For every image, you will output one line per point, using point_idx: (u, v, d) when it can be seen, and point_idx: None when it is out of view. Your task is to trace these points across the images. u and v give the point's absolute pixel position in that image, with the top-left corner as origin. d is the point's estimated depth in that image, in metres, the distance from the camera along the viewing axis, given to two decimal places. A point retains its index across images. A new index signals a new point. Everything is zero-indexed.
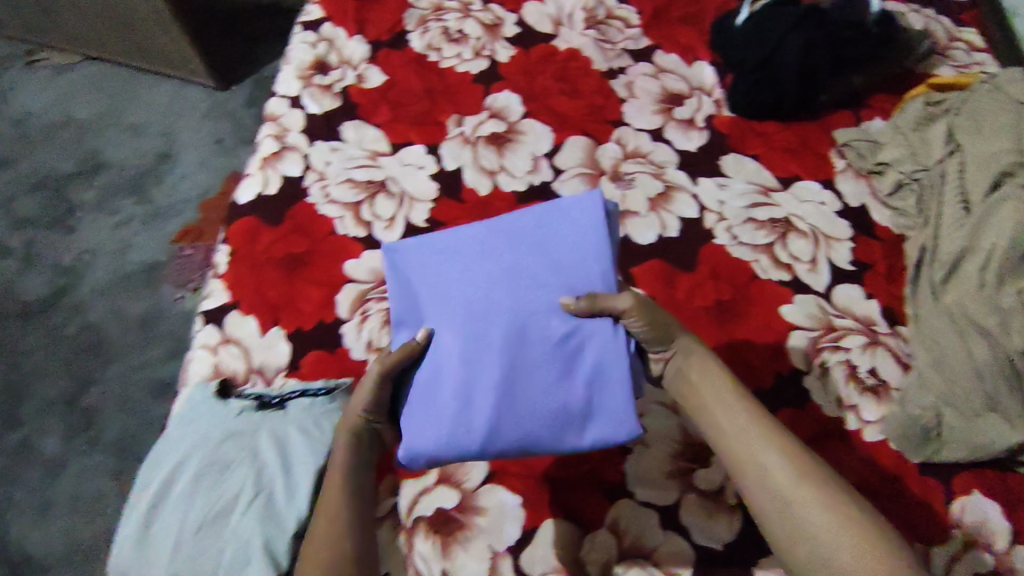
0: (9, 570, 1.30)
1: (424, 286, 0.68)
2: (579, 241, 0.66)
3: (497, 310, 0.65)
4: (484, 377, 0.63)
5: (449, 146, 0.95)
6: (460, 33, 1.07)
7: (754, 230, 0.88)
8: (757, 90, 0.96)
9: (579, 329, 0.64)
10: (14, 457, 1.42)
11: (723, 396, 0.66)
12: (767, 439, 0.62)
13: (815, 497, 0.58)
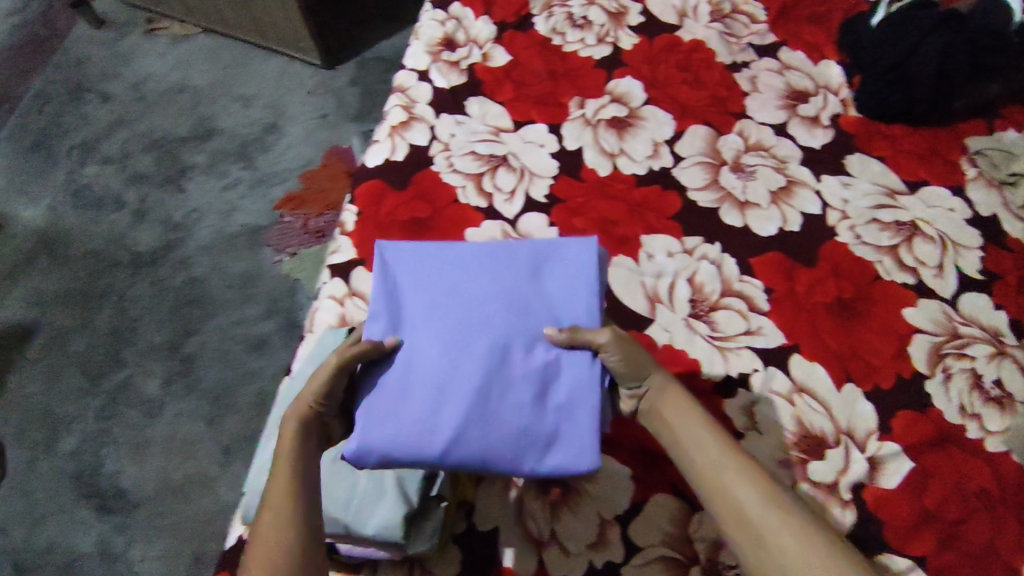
0: (106, 501, 1.33)
1: (411, 290, 0.70)
2: (572, 282, 0.69)
3: (478, 329, 0.67)
4: (454, 390, 0.64)
5: (571, 127, 0.97)
6: (584, 19, 1.09)
7: (878, 231, 0.87)
8: (887, 92, 0.94)
9: (557, 361, 0.66)
10: (115, 395, 1.44)
11: (694, 428, 0.62)
12: (739, 471, 0.59)
13: (783, 527, 0.55)
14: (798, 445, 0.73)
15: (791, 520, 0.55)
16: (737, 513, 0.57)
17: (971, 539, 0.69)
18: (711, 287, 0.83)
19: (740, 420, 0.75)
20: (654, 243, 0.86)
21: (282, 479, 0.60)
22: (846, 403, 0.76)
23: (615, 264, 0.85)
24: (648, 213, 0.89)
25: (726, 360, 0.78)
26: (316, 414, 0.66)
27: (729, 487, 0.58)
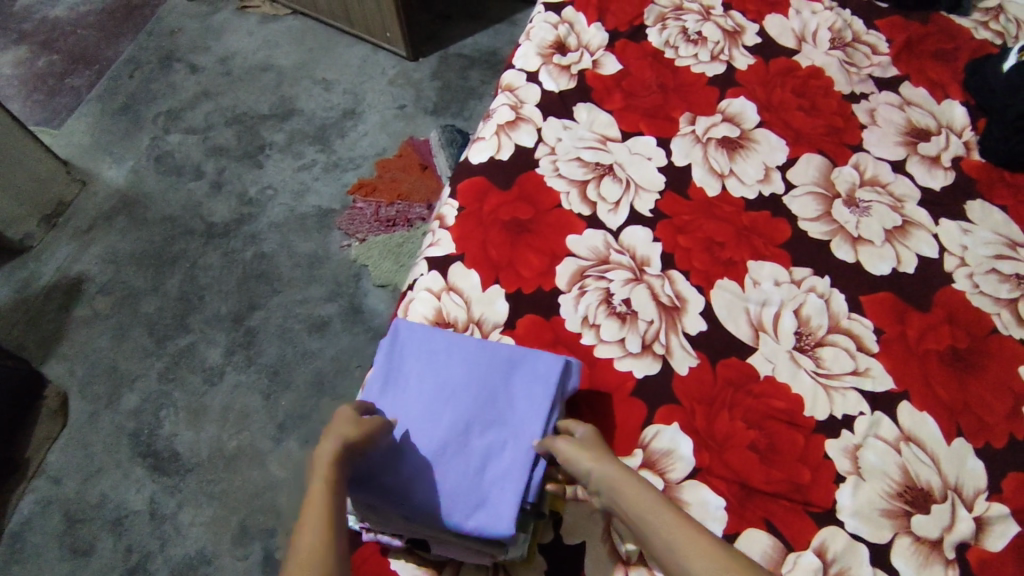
0: (159, 463, 1.32)
1: (401, 355, 0.72)
2: (534, 392, 0.68)
3: (437, 407, 0.68)
4: (399, 455, 0.66)
5: (680, 142, 0.96)
6: (699, 35, 1.07)
7: (998, 282, 0.83)
8: (1018, 139, 0.90)
9: (500, 452, 0.66)
10: (176, 360, 1.42)
11: (646, 514, 0.59)
12: (699, 555, 0.54)
13: None
14: (902, 496, 0.70)
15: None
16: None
17: None
18: (817, 322, 0.81)
19: (843, 463, 0.72)
20: (760, 270, 0.85)
21: (314, 520, 0.54)
22: (955, 458, 0.72)
23: (719, 288, 0.83)
24: (755, 238, 0.87)
25: (831, 398, 0.75)
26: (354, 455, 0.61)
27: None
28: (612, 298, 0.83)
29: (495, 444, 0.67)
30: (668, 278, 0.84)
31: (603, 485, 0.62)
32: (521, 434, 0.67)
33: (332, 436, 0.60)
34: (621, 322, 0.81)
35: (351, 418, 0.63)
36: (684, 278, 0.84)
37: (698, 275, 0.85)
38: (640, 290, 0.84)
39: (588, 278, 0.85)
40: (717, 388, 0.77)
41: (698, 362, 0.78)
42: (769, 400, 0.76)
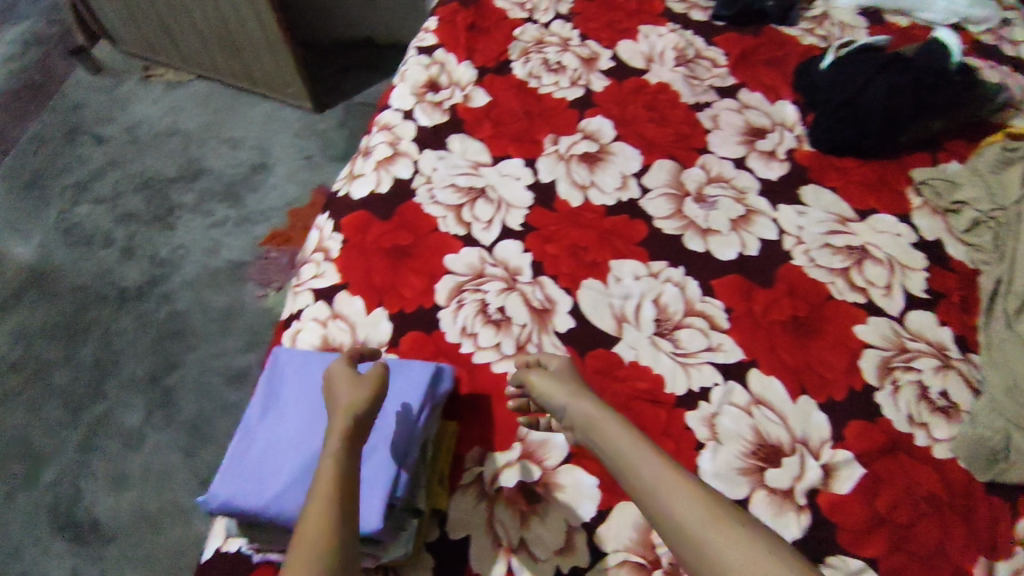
0: (80, 533, 1.30)
1: (278, 381, 0.76)
2: (404, 395, 0.74)
3: (309, 424, 0.72)
4: (278, 466, 0.69)
5: (545, 161, 1.05)
6: (559, 64, 1.18)
7: (831, 255, 0.92)
8: (840, 127, 1.00)
9: (374, 451, 0.71)
10: (95, 427, 1.42)
11: (621, 446, 0.66)
12: (670, 483, 0.60)
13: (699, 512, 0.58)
14: (756, 453, 0.77)
15: (725, 527, 0.56)
16: (674, 529, 0.58)
17: (924, 540, 0.72)
18: (674, 307, 0.89)
19: (702, 431, 0.79)
20: (621, 267, 0.93)
21: (324, 489, 0.60)
22: (801, 414, 0.79)
23: (585, 287, 0.91)
24: (616, 240, 0.95)
25: (688, 374, 0.82)
26: (365, 420, 0.68)
27: (663, 503, 0.60)
28: (488, 308, 0.89)
29: (368, 449, 0.71)
30: (539, 284, 0.91)
31: (580, 417, 0.71)
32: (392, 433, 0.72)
33: (344, 407, 0.67)
34: (496, 329, 0.87)
35: (357, 381, 0.70)
36: (553, 282, 0.91)
37: (566, 278, 0.92)
38: (514, 298, 0.90)
39: (465, 292, 0.91)
40: (587, 377, 0.83)
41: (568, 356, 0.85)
42: (634, 383, 0.83)
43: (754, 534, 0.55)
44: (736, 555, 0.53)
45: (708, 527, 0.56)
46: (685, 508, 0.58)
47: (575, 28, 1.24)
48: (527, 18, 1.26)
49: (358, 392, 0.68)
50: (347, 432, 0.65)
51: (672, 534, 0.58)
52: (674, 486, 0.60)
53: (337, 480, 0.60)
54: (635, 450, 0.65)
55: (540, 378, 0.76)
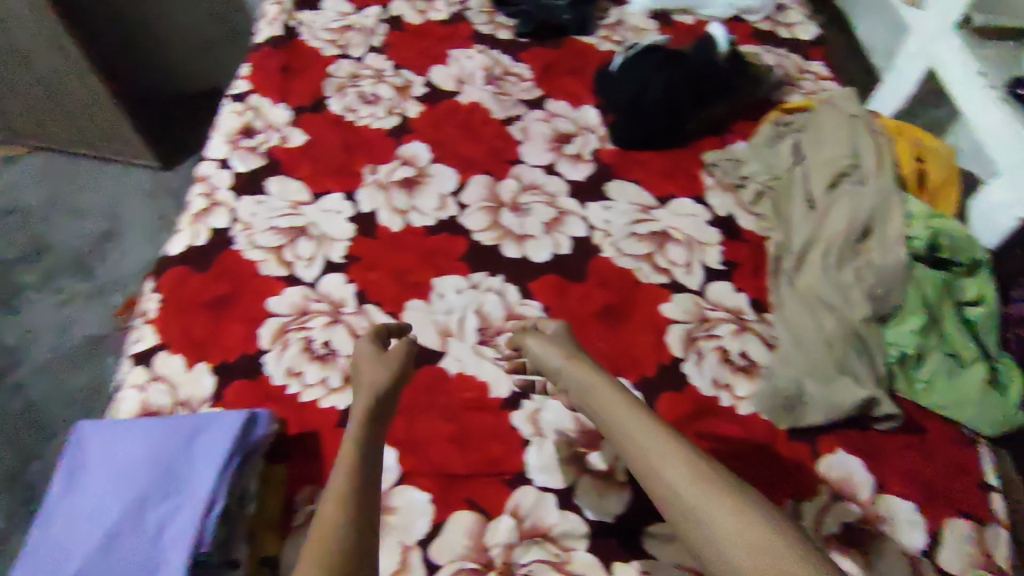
0: None
1: (78, 455, 0.73)
2: (210, 449, 0.73)
3: (112, 493, 0.70)
4: (75, 543, 0.67)
5: (364, 192, 1.06)
6: (374, 96, 1.20)
7: (636, 242, 0.98)
8: (633, 125, 1.07)
9: (178, 510, 0.69)
10: None
11: (617, 414, 0.67)
12: (663, 448, 0.61)
13: (692, 477, 0.58)
14: (578, 441, 0.81)
15: (714, 489, 0.57)
16: (669, 495, 0.59)
17: None
18: (496, 314, 0.92)
19: (526, 428, 0.82)
20: (443, 283, 0.95)
21: (348, 460, 0.64)
22: None
23: (408, 308, 0.93)
24: (438, 257, 0.98)
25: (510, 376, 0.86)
26: (385, 399, 0.75)
27: (656, 467, 0.61)
28: (313, 344, 0.90)
29: (172, 510, 0.69)
30: (363, 312, 0.92)
31: (578, 379, 0.74)
32: (197, 489, 0.70)
33: (367, 385, 0.75)
34: (322, 363, 0.88)
35: (380, 361, 0.78)
36: (378, 308, 0.93)
37: (390, 303, 0.93)
38: (339, 330, 0.91)
39: (289, 333, 0.91)
40: (415, 396, 0.85)
41: None
42: (460, 394, 0.85)
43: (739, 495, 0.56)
44: (723, 517, 0.55)
45: (701, 489, 0.57)
46: (681, 471, 0.59)
47: (389, 59, 1.26)
48: (341, 54, 1.28)
49: (379, 372, 0.77)
50: (368, 411, 0.72)
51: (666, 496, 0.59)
52: (668, 451, 0.61)
53: (355, 453, 0.65)
54: (634, 424, 0.65)
55: (537, 342, 0.81)
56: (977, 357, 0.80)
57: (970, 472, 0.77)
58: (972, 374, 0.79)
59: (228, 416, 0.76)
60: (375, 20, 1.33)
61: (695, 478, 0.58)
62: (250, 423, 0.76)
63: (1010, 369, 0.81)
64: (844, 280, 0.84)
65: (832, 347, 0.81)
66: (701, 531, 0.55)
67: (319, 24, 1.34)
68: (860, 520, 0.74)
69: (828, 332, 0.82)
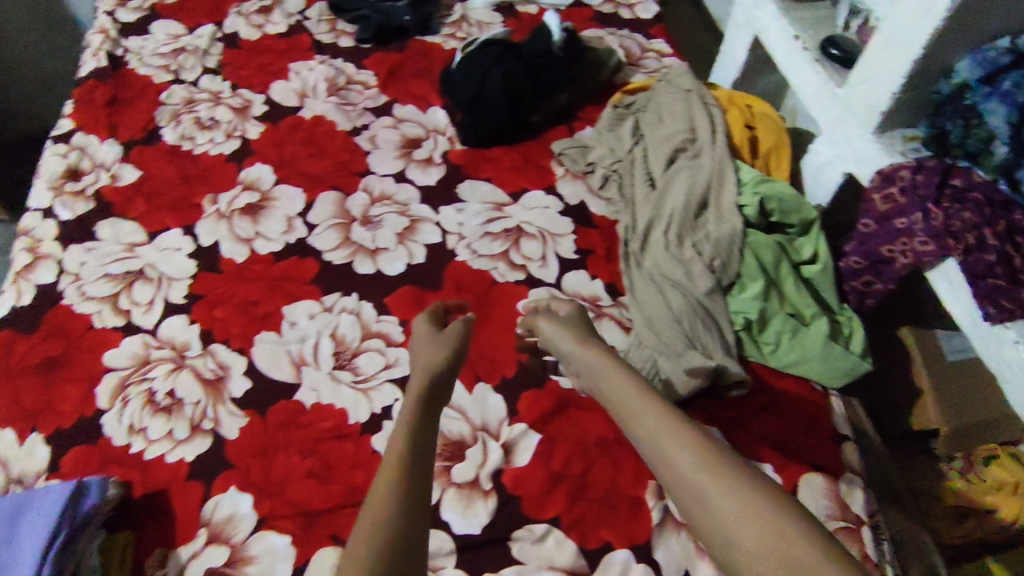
0: None
1: None
2: (34, 526, 0.68)
3: None
4: None
5: (205, 224, 1.00)
6: (211, 120, 1.14)
7: (491, 241, 0.97)
8: (478, 122, 1.05)
9: None
10: None
11: (625, 399, 0.64)
12: (669, 434, 0.57)
13: (697, 459, 0.54)
14: (441, 454, 0.79)
15: (726, 479, 0.52)
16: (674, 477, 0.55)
17: (598, 484, 0.76)
18: (351, 335, 0.88)
19: None
20: (295, 311, 0.91)
21: (401, 438, 0.56)
22: (478, 403, 0.82)
23: (259, 341, 0.88)
24: (288, 283, 0.93)
25: (369, 398, 0.83)
26: (440, 383, 0.67)
27: (663, 453, 0.57)
28: (157, 395, 0.85)
29: None
30: (209, 353, 0.88)
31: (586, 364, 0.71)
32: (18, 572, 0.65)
33: (425, 364, 0.69)
34: (167, 415, 0.83)
35: (436, 341, 0.73)
36: (224, 346, 0.88)
37: (237, 339, 0.89)
38: (183, 376, 0.86)
39: (130, 387, 0.85)
40: (269, 434, 0.81)
41: (248, 420, 0.82)
42: (317, 425, 0.81)
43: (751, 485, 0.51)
44: (725, 502, 0.51)
45: (710, 480, 0.52)
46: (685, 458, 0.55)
47: (225, 79, 1.20)
48: (173, 80, 1.20)
49: (436, 352, 0.72)
50: (424, 386, 0.65)
51: (674, 486, 0.55)
52: (678, 438, 0.57)
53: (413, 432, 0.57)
54: (642, 403, 0.62)
55: (548, 324, 0.78)
56: (817, 313, 0.83)
57: (822, 425, 0.80)
58: (815, 332, 0.82)
59: (56, 488, 0.71)
60: (208, 39, 1.26)
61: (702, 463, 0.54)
62: (82, 491, 0.72)
63: (849, 320, 0.84)
64: (685, 256, 0.85)
65: (680, 324, 0.82)
66: (712, 524, 0.50)
67: (148, 49, 1.25)
68: None
69: (676, 308, 0.82)
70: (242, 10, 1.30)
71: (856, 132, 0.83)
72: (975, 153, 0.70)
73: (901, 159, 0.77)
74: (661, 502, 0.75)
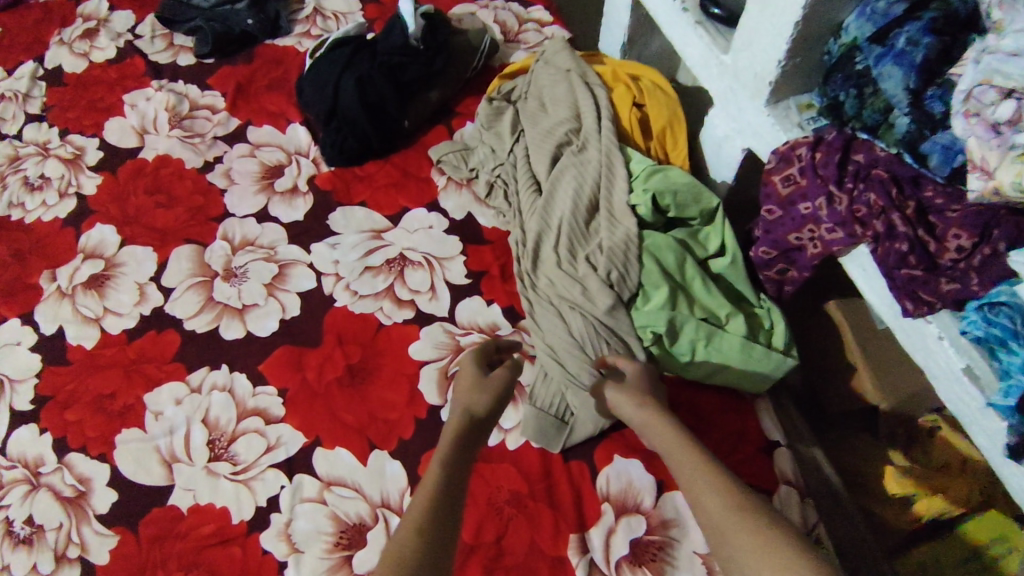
0: None
1: None
2: None
3: None
4: None
5: (45, 308, 0.87)
6: (41, 178, 0.98)
7: (372, 277, 0.86)
8: (341, 138, 0.93)
9: None
10: None
11: (657, 426, 0.64)
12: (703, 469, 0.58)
13: (719, 494, 0.56)
14: (340, 543, 0.70)
15: (747, 517, 0.54)
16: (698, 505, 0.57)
17: (516, 548, 0.68)
18: (225, 418, 0.78)
19: (280, 548, 0.70)
20: (158, 398, 0.80)
21: (426, 496, 0.60)
22: (375, 475, 0.74)
23: (122, 443, 0.77)
24: (147, 366, 0.82)
25: (252, 490, 0.73)
26: (477, 427, 0.69)
27: (692, 487, 0.58)
28: (14, 525, 0.74)
29: None
30: (65, 465, 0.76)
31: (636, 419, 0.66)
32: None
33: (462, 406, 0.69)
34: (27, 548, 0.72)
35: (482, 386, 0.71)
36: (82, 455, 0.77)
37: (96, 443, 0.77)
38: (40, 497, 0.75)
39: None
40: (144, 552, 0.71)
41: (118, 538, 0.72)
42: (197, 531, 0.72)
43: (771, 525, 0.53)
44: (744, 537, 0.53)
45: (736, 522, 0.54)
46: (716, 499, 0.56)
47: (52, 125, 1.03)
48: None
49: (478, 402, 0.69)
50: (456, 432, 0.67)
51: (706, 525, 0.56)
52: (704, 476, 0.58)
53: (433, 492, 0.61)
54: (669, 432, 0.63)
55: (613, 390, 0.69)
56: (731, 312, 0.74)
57: (750, 436, 0.73)
58: (731, 334, 0.73)
59: None
60: (27, 80, 1.08)
61: (731, 506, 0.55)
62: None
63: (769, 312, 0.76)
64: (580, 272, 0.76)
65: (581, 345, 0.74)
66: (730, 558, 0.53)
67: None
68: (644, 534, 0.68)
69: (578, 331, 0.75)
70: (64, 38, 1.13)
71: (746, 103, 0.73)
72: (875, 125, 0.61)
73: (799, 133, 0.68)
74: (586, 557, 0.68)
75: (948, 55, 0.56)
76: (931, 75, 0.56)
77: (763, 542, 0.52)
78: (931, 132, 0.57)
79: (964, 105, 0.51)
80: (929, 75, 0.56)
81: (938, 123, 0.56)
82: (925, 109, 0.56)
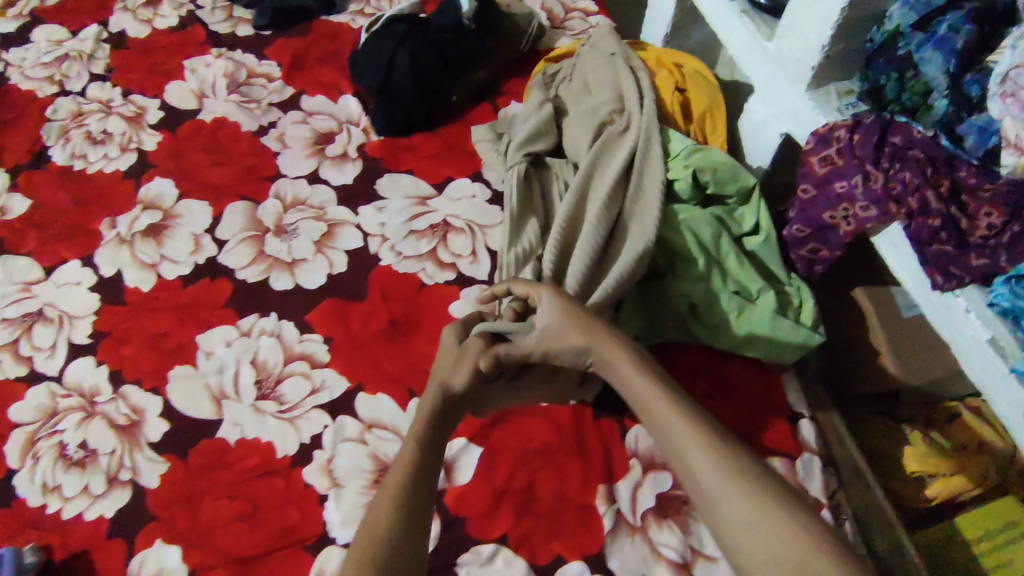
0: None
1: None
2: None
3: None
4: None
5: (105, 252, 0.91)
6: (103, 133, 1.03)
7: (415, 240, 0.90)
8: (389, 109, 0.97)
9: None
10: None
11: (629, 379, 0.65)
12: (686, 428, 0.60)
13: (709, 456, 0.58)
14: (379, 480, 0.74)
15: (745, 492, 0.55)
16: (686, 467, 0.59)
17: (546, 494, 0.71)
18: (272, 361, 0.82)
19: (322, 482, 0.74)
20: (209, 339, 0.84)
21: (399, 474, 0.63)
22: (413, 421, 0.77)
23: (174, 379, 0.81)
24: (200, 310, 0.86)
25: (296, 429, 0.77)
26: (454, 404, 0.70)
27: (679, 452, 0.59)
28: (68, 448, 0.77)
29: None
30: (120, 396, 0.81)
31: (600, 360, 0.68)
32: None
33: (438, 381, 0.71)
34: (82, 469, 0.76)
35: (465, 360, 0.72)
36: (137, 388, 0.81)
37: (150, 378, 0.82)
38: (96, 424, 0.79)
39: (40, 442, 0.78)
40: (192, 480, 0.75)
41: (169, 465, 0.76)
42: (244, 462, 0.75)
43: (765, 496, 0.55)
44: (742, 505, 0.55)
45: (734, 493, 0.55)
46: (707, 465, 0.57)
47: (115, 85, 1.09)
48: (58, 92, 1.08)
49: (454, 378, 0.71)
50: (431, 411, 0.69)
51: (698, 493, 0.57)
52: (701, 448, 0.58)
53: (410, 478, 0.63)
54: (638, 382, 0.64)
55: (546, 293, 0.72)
56: (763, 288, 0.78)
57: (775, 405, 0.76)
58: (761, 307, 0.77)
59: None
60: (93, 42, 1.13)
61: (724, 476, 0.56)
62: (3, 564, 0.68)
63: (799, 291, 0.79)
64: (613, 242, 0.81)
65: (604, 295, 0.76)
66: (726, 529, 0.55)
67: (30, 60, 1.12)
68: (670, 489, 0.72)
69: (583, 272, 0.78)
70: (128, 5, 1.18)
71: (788, 89, 0.77)
72: (913, 108, 0.66)
73: (839, 117, 0.72)
74: (613, 506, 0.71)
75: (985, 44, 0.60)
76: (969, 62, 0.61)
77: (759, 511, 0.54)
78: (967, 114, 0.61)
79: (1000, 87, 0.55)
80: (967, 62, 0.60)
81: (974, 106, 0.61)
82: (963, 92, 0.61)
